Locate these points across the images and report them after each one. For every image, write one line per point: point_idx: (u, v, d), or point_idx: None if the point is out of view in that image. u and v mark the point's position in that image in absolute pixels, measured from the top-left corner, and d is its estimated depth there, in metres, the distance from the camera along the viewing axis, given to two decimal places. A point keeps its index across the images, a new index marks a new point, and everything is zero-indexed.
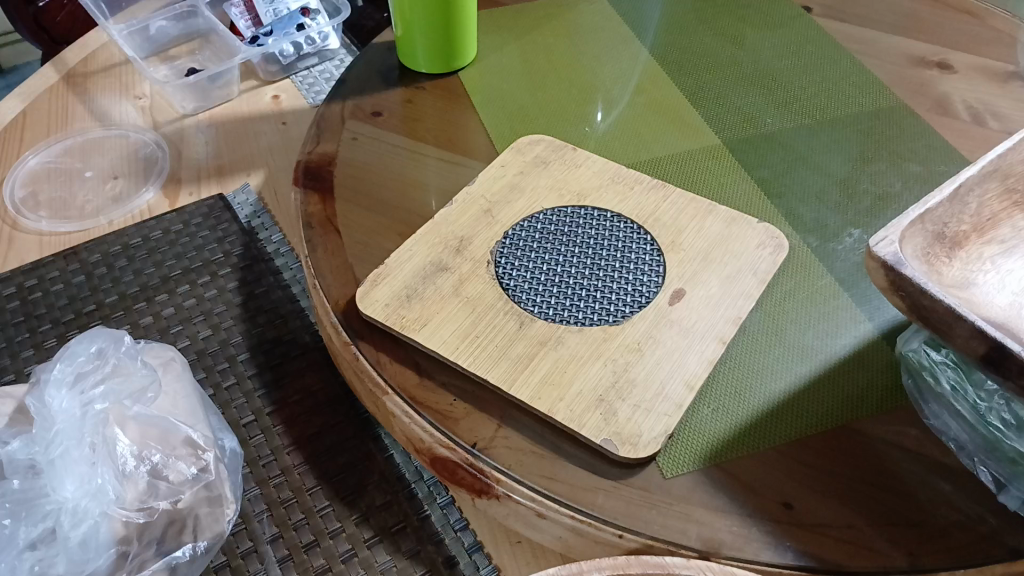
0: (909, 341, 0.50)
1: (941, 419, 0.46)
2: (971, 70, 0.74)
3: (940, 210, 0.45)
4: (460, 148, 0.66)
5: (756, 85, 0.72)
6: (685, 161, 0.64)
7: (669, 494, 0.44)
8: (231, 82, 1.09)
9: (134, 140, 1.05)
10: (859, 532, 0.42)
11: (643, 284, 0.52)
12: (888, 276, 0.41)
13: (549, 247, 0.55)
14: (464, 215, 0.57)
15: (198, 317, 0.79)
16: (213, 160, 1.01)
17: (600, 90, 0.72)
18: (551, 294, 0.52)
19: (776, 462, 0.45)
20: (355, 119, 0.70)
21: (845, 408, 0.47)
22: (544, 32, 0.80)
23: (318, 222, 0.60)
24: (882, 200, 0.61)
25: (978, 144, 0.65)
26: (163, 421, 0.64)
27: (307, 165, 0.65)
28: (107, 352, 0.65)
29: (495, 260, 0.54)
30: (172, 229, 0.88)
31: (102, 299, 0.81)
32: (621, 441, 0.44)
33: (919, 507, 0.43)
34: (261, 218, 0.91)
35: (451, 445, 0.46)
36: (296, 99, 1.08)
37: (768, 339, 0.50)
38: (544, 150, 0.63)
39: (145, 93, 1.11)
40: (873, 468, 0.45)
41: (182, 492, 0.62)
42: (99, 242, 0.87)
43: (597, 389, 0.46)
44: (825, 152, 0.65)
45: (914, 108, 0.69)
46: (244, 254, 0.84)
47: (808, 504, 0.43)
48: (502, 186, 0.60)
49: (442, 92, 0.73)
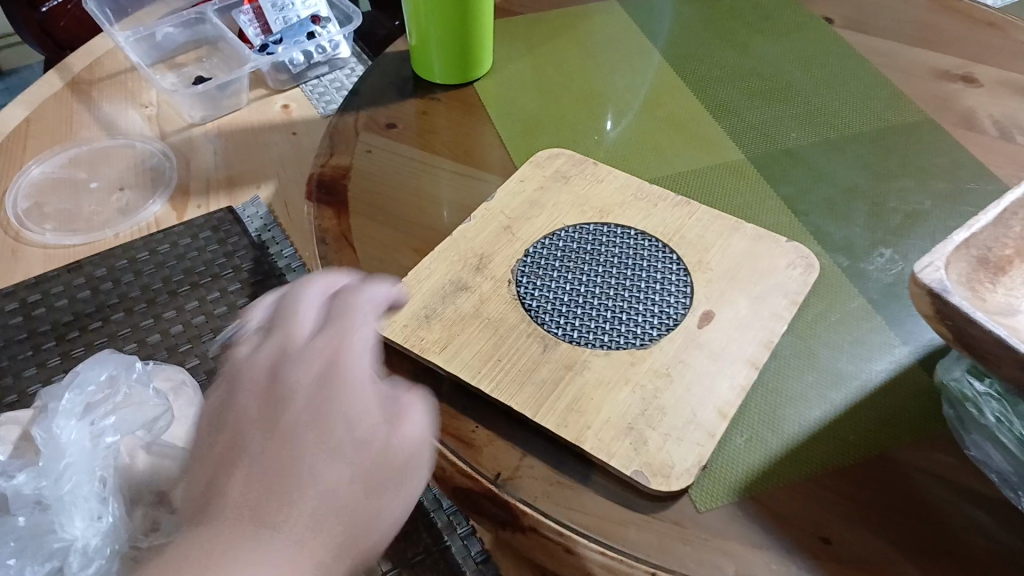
0: (951, 368, 0.47)
1: (982, 449, 0.44)
2: (996, 84, 0.72)
3: (984, 233, 0.43)
4: (476, 160, 0.65)
5: (778, 98, 0.71)
6: (706, 177, 0.62)
7: (704, 528, 0.42)
8: (240, 91, 1.07)
9: (140, 149, 1.03)
10: (900, 568, 0.40)
11: (670, 305, 0.50)
12: (933, 304, 0.39)
13: (571, 266, 0.53)
14: (483, 231, 0.56)
15: (208, 336, 0.78)
16: (223, 170, 0.99)
17: (615, 100, 0.71)
18: (574, 315, 0.50)
19: (811, 493, 0.43)
20: (369, 131, 0.68)
21: (880, 435, 0.46)
22: (559, 41, 0.78)
23: (332, 238, 0.58)
24: (912, 217, 0.59)
25: (1005, 161, 0.64)
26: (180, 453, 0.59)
27: (321, 178, 0.63)
28: (119, 379, 0.61)
29: (516, 279, 0.52)
30: (179, 243, 0.86)
31: (109, 316, 0.79)
32: (652, 473, 0.43)
33: (955, 537, 0.41)
34: (273, 231, 0.87)
35: (475, 475, 0.44)
36: (307, 108, 1.07)
37: (799, 363, 0.49)
38: (564, 164, 0.61)
39: (151, 102, 1.08)
40: (908, 499, 0.43)
41: None
42: (104, 257, 0.84)
43: (625, 416, 0.45)
44: (851, 168, 0.63)
45: (940, 123, 0.67)
46: (255, 269, 0.82)
47: (845, 537, 0.41)
48: (523, 202, 0.58)
49: (458, 103, 0.71)
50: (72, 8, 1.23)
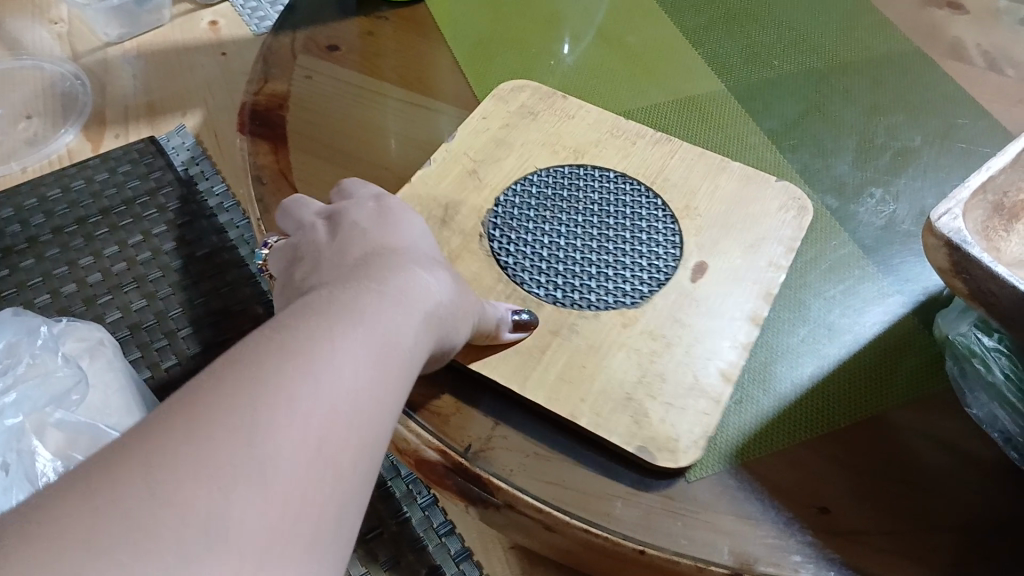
0: (958, 322, 0.42)
1: (986, 408, 0.41)
2: (983, 11, 0.67)
3: (1003, 175, 0.40)
4: (431, 89, 0.59)
5: (757, 23, 0.65)
6: (678, 110, 0.57)
7: (694, 501, 0.39)
8: (162, 6, 0.98)
9: (50, 73, 0.95)
10: (903, 536, 0.37)
11: (658, 255, 0.46)
12: (950, 257, 0.35)
13: (548, 215, 0.48)
14: (447, 175, 0.50)
15: (130, 285, 0.73)
16: (143, 95, 0.92)
17: (579, 19, 0.65)
18: (557, 271, 0.45)
19: (806, 460, 0.40)
20: (309, 54, 0.61)
21: (874, 391, 0.42)
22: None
23: (270, 176, 0.52)
24: (902, 155, 0.55)
25: (995, 96, 0.60)
26: (91, 429, 0.58)
27: (254, 108, 0.57)
28: (19, 349, 0.60)
29: (488, 233, 0.47)
30: (95, 178, 0.81)
31: (17, 263, 0.73)
32: (658, 449, 0.39)
33: (959, 507, 0.38)
34: (200, 165, 0.83)
35: (443, 449, 0.40)
36: (236, 26, 0.99)
37: (790, 315, 0.45)
38: (530, 97, 0.55)
39: (61, 18, 1.02)
40: (909, 466, 0.40)
41: None
42: (10, 194, 0.79)
43: (622, 386, 0.41)
44: (837, 99, 0.59)
45: (928, 52, 0.63)
46: (183, 210, 0.79)
47: (843, 508, 0.38)
48: (488, 141, 0.52)
49: (407, 25, 0.64)
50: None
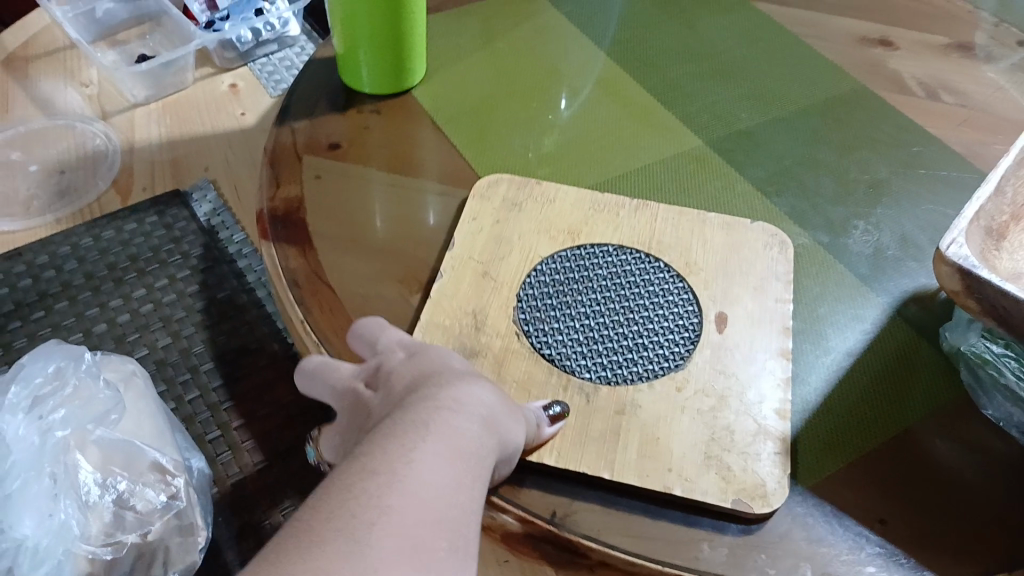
0: (965, 335, 0.49)
1: (1000, 408, 0.47)
2: (915, 46, 0.75)
3: (989, 202, 0.45)
4: (415, 169, 0.61)
5: (722, 78, 0.70)
6: (671, 168, 0.61)
7: (770, 534, 0.41)
8: (185, 69, 1.02)
9: (80, 130, 0.99)
10: (960, 540, 0.42)
11: (678, 317, 0.49)
12: (962, 280, 0.40)
13: (569, 300, 0.49)
14: (461, 283, 0.50)
15: (157, 325, 0.81)
16: (167, 151, 0.96)
17: (565, 77, 0.69)
18: (598, 351, 0.47)
19: (865, 476, 0.44)
20: (312, 153, 0.62)
21: (897, 407, 0.47)
22: (504, 21, 0.75)
23: (305, 278, 0.52)
24: (876, 188, 0.60)
25: (940, 121, 0.67)
26: (129, 446, 0.67)
27: (273, 214, 0.57)
28: (66, 372, 0.68)
29: (522, 329, 0.48)
30: (125, 229, 0.87)
31: (51, 304, 0.81)
32: (751, 497, 0.41)
33: (1002, 504, 0.43)
34: (222, 217, 0.90)
35: (529, 519, 0.41)
36: (254, 89, 1.02)
37: (811, 346, 0.50)
38: (509, 190, 0.56)
39: (91, 80, 1.05)
40: (953, 475, 0.44)
41: (151, 523, 0.66)
42: (44, 243, 0.86)
43: (698, 449, 0.43)
44: (808, 142, 0.64)
45: (876, 91, 0.69)
46: (204, 255, 0.86)
47: (905, 517, 0.42)
48: (486, 240, 0.53)
49: (399, 114, 0.66)
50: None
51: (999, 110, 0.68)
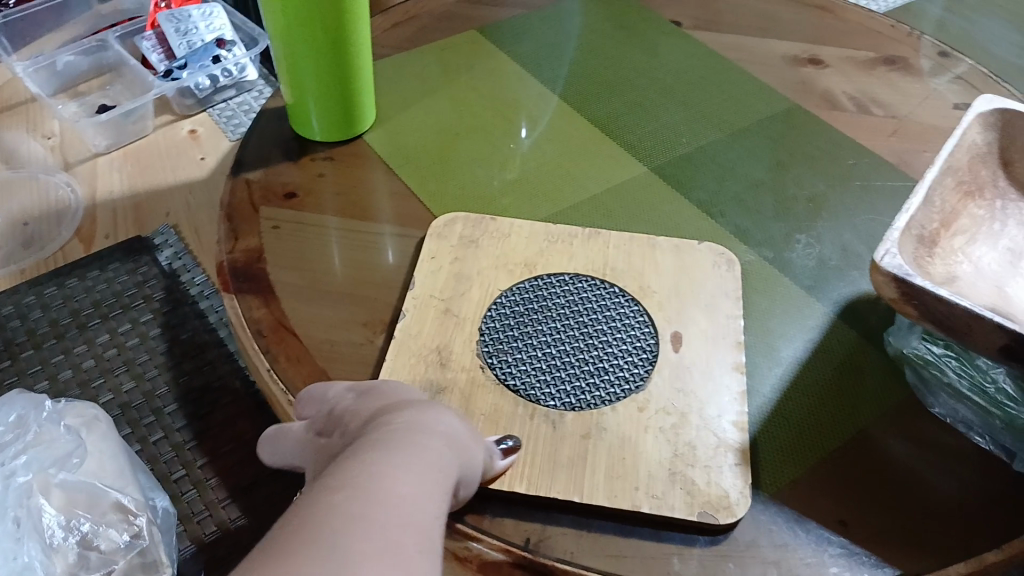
0: (907, 338, 0.53)
1: (947, 406, 0.50)
2: (841, 63, 0.79)
3: (919, 212, 0.48)
4: (369, 212, 0.63)
5: (663, 105, 0.73)
6: (624, 192, 0.64)
7: (737, 543, 0.44)
8: (145, 117, 1.02)
9: (44, 182, 0.97)
10: (916, 533, 0.45)
11: (635, 342, 0.51)
12: (899, 288, 0.43)
13: (531, 331, 0.51)
14: (423, 322, 0.52)
15: (120, 368, 0.78)
16: (129, 196, 0.95)
17: (523, 108, 0.73)
18: (561, 379, 0.49)
19: (822, 480, 0.46)
20: (269, 203, 0.63)
21: (850, 411, 0.50)
22: (456, 60, 0.78)
23: (269, 328, 0.54)
24: (814, 202, 0.64)
25: (870, 133, 0.71)
26: (90, 488, 0.64)
27: (234, 266, 0.58)
28: (28, 420, 0.65)
29: (486, 363, 0.50)
30: (88, 276, 0.85)
31: (19, 353, 0.78)
32: (716, 509, 0.44)
33: (949, 498, 0.46)
34: (183, 260, 0.87)
35: (505, 547, 0.43)
36: (215, 134, 1.02)
37: (766, 357, 0.53)
38: (465, 228, 0.58)
39: (54, 132, 1.03)
40: (904, 473, 0.47)
41: (114, 561, 0.63)
42: (10, 293, 0.83)
43: (663, 465, 0.45)
44: (747, 161, 0.68)
45: (806, 107, 0.73)
46: (166, 297, 0.83)
47: (861, 515, 0.45)
48: (446, 279, 0.55)
49: (353, 159, 0.68)
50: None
51: (923, 117, 0.73)
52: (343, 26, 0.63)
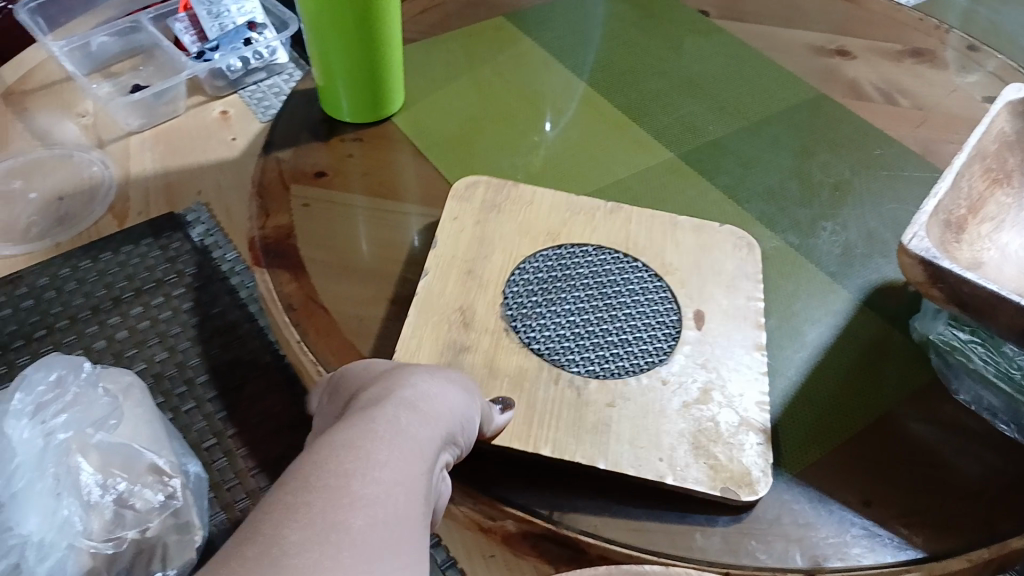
0: (933, 324, 0.52)
1: (974, 392, 0.50)
2: (867, 53, 0.79)
3: (947, 197, 0.48)
4: (396, 193, 0.64)
5: (689, 91, 0.74)
6: (649, 178, 0.64)
7: (761, 520, 0.44)
8: (177, 98, 1.01)
9: (77, 159, 0.96)
10: (935, 514, 0.45)
11: (659, 315, 0.51)
12: (926, 270, 0.44)
13: (556, 298, 0.52)
14: (447, 281, 0.52)
15: (154, 340, 0.73)
16: (160, 175, 0.93)
17: (548, 97, 0.73)
18: (587, 348, 0.49)
19: (845, 462, 0.47)
20: (299, 183, 0.64)
21: (872, 397, 0.50)
22: (481, 46, 0.79)
23: (300, 303, 0.55)
24: (839, 189, 0.64)
25: (897, 122, 0.71)
26: (127, 449, 0.60)
27: (264, 242, 0.59)
28: (67, 381, 0.62)
29: (511, 326, 0.50)
30: (122, 250, 0.80)
31: (53, 324, 0.74)
32: (738, 485, 0.44)
33: (971, 481, 0.47)
34: (216, 236, 0.82)
35: (530, 518, 0.44)
36: (246, 115, 1.01)
37: (788, 342, 0.53)
38: (487, 192, 0.58)
39: (87, 111, 1.02)
40: (925, 457, 0.48)
41: (149, 521, 0.59)
42: (43, 266, 0.79)
43: (688, 437, 0.46)
44: (773, 148, 0.68)
45: (833, 96, 0.74)
46: (198, 273, 0.77)
47: (883, 498, 0.46)
48: (468, 241, 0.55)
49: (379, 142, 0.69)
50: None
51: (950, 108, 0.73)
52: (374, 7, 0.63)
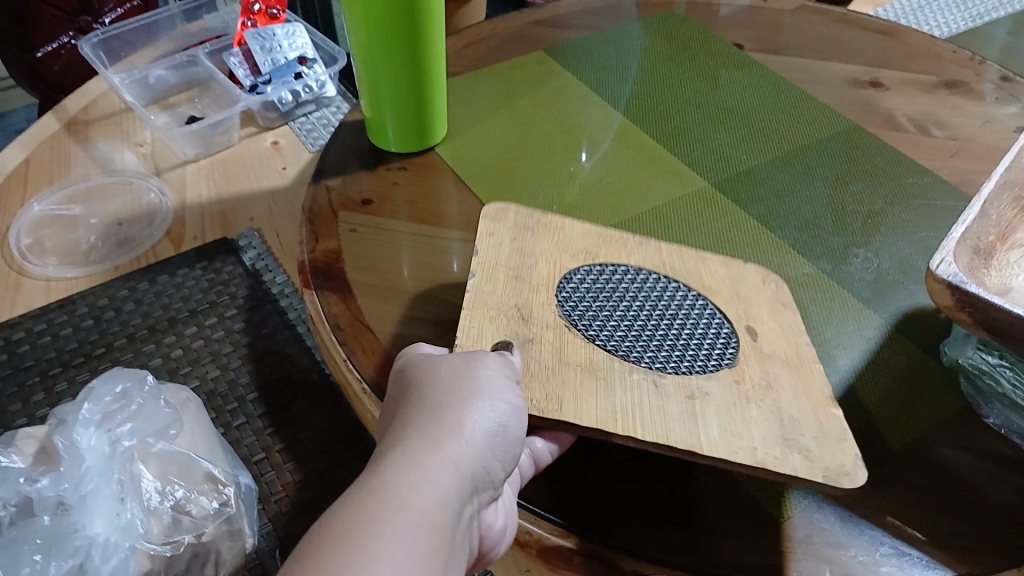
0: (962, 347, 0.54)
1: (1001, 416, 0.52)
2: (902, 85, 0.81)
3: (975, 224, 0.49)
4: (438, 220, 0.66)
5: (725, 123, 0.76)
6: (684, 207, 0.66)
7: (790, 539, 0.45)
8: (231, 128, 1.04)
9: (137, 186, 0.99)
10: (965, 536, 0.46)
11: (707, 328, 0.51)
12: (954, 295, 0.45)
13: (609, 305, 0.52)
14: (496, 283, 0.52)
15: (207, 359, 0.76)
16: (215, 203, 0.97)
17: (584, 131, 0.75)
18: (653, 346, 0.49)
19: (874, 486, 0.48)
20: (346, 209, 0.67)
21: (903, 423, 0.51)
22: (522, 79, 0.81)
23: (346, 322, 0.57)
24: (873, 218, 0.65)
25: (932, 153, 0.72)
26: (185, 457, 0.63)
27: (313, 265, 0.62)
28: (132, 393, 0.65)
29: (572, 324, 0.50)
30: (178, 275, 0.82)
31: (112, 341, 0.77)
32: (838, 476, 0.43)
33: (1000, 506, 0.47)
34: (267, 261, 0.85)
35: (565, 532, 0.46)
36: (296, 145, 1.04)
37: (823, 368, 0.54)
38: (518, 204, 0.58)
39: (146, 140, 1.04)
40: (954, 482, 0.49)
41: (205, 526, 0.61)
42: (104, 287, 0.82)
43: (773, 432, 0.44)
44: (808, 178, 0.69)
45: (868, 127, 0.75)
46: (250, 295, 0.80)
47: (913, 522, 0.46)
48: (511, 250, 0.55)
49: (422, 171, 0.71)
50: (64, 51, 1.18)
51: (985, 139, 0.74)
52: (420, 40, 0.66)
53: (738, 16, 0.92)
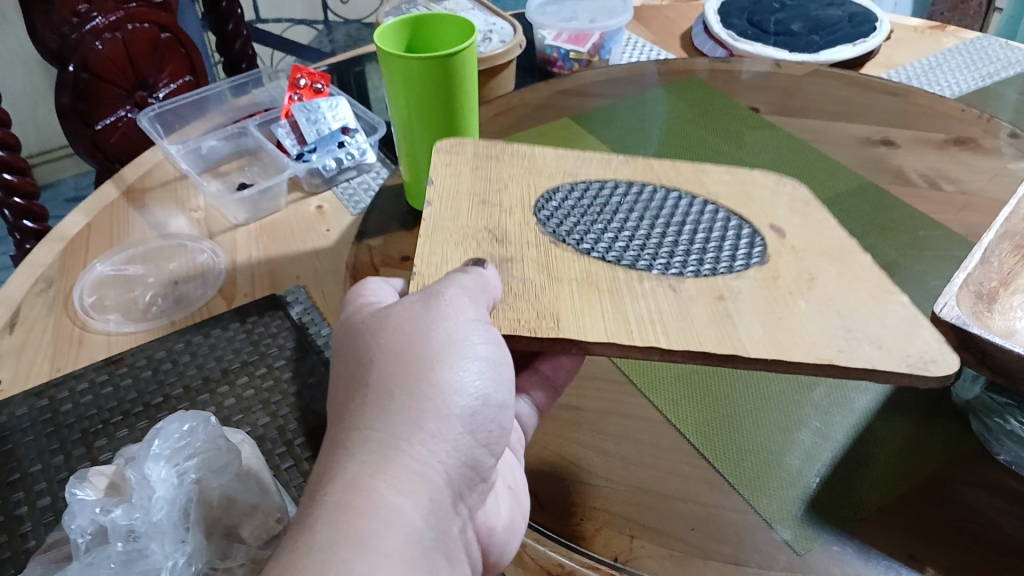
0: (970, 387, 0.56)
1: (1013, 453, 0.53)
2: (912, 143, 0.85)
3: (976, 271, 0.53)
4: None
5: None
6: None
7: (810, 570, 0.47)
8: (278, 194, 1.05)
9: (190, 249, 0.99)
10: (979, 568, 0.48)
11: (678, 240, 0.57)
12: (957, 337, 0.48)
13: (590, 220, 0.58)
14: (465, 208, 0.58)
15: (258, 406, 0.77)
16: (263, 260, 0.97)
17: None
18: (635, 254, 0.55)
19: (889, 521, 0.50)
20: (388, 265, 0.71)
21: (916, 462, 0.54)
22: (551, 142, 0.87)
23: None
24: (887, 268, 0.68)
25: (943, 207, 0.75)
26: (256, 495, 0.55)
27: None
28: (200, 430, 0.57)
29: (555, 239, 0.56)
30: (230, 327, 0.86)
31: (170, 392, 0.78)
32: (926, 363, 0.46)
33: (1012, 540, 0.49)
34: (312, 314, 0.87)
35: (595, 564, 0.48)
36: (339, 210, 1.05)
37: (837, 409, 0.57)
38: (477, 144, 0.65)
39: (199, 206, 1.05)
40: (966, 517, 0.51)
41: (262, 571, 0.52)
42: (159, 341, 0.84)
43: (839, 330, 0.49)
44: None
45: (882, 184, 0.79)
46: (297, 347, 0.83)
47: (929, 554, 0.48)
48: (478, 178, 0.61)
49: None
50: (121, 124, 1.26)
51: (993, 193, 0.77)
52: (455, 109, 0.72)
53: (756, 82, 0.97)
